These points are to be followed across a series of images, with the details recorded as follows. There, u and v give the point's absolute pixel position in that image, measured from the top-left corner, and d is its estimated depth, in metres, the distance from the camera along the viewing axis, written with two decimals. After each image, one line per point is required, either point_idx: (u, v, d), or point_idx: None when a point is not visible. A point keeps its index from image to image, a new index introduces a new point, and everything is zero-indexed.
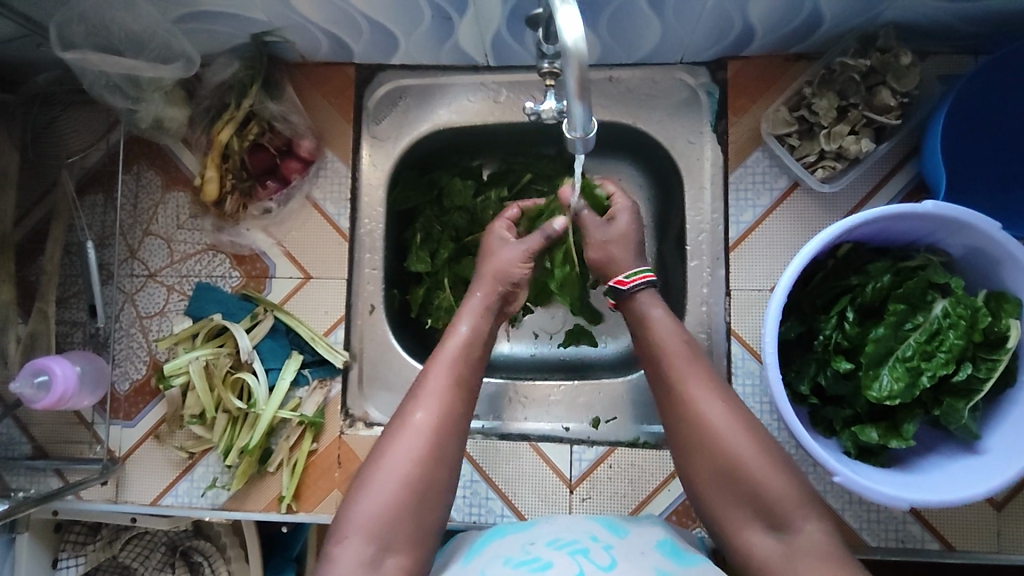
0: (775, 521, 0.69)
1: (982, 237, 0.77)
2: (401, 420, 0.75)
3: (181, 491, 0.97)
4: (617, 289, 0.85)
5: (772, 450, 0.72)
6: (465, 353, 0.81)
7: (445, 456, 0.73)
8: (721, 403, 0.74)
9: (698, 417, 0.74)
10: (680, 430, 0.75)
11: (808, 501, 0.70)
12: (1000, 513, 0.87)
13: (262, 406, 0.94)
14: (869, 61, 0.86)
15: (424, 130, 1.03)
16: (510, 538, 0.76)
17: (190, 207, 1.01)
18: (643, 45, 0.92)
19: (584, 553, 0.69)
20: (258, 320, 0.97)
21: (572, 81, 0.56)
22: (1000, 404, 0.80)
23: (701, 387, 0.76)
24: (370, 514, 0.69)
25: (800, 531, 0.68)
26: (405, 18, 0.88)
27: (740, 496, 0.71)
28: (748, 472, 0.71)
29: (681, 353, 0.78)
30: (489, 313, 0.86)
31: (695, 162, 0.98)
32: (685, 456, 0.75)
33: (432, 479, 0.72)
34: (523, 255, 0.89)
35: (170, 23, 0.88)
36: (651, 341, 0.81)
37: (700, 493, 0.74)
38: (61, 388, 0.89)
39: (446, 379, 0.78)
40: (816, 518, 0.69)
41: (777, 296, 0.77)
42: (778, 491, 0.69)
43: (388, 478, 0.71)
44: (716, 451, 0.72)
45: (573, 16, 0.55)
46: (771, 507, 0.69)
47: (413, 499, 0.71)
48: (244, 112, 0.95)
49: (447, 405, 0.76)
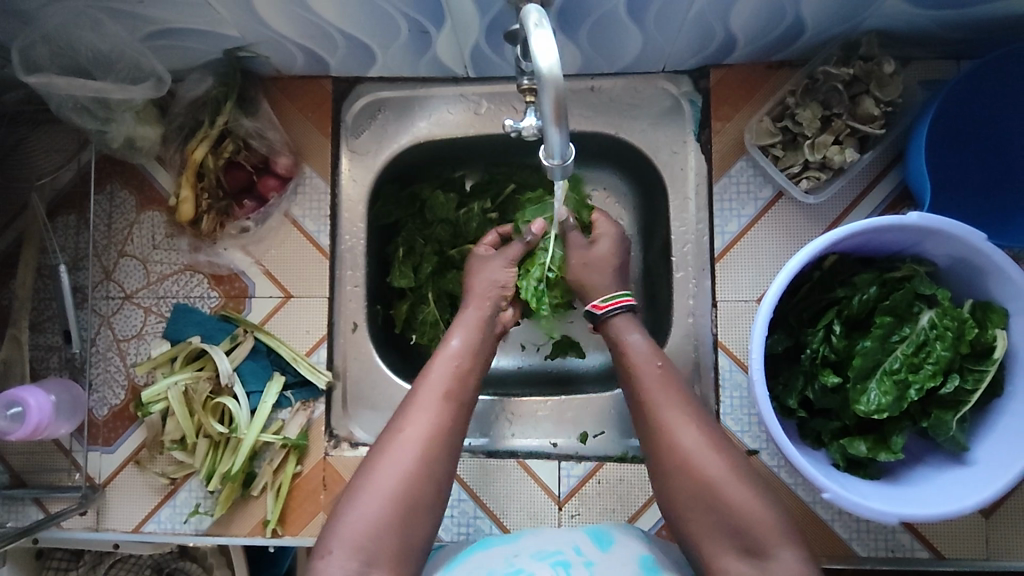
0: (751, 546, 0.68)
1: (968, 249, 0.77)
2: (390, 432, 0.74)
3: (163, 517, 0.95)
4: (594, 314, 0.87)
5: (744, 474, 0.72)
6: (458, 369, 0.80)
7: (433, 473, 0.72)
8: (696, 426, 0.75)
9: (671, 440, 0.74)
10: (656, 452, 0.75)
11: (782, 525, 0.69)
12: (988, 521, 0.87)
13: (243, 430, 0.93)
14: (853, 70, 0.85)
15: (405, 144, 1.01)
16: (496, 549, 0.76)
17: (166, 227, 0.98)
18: (624, 55, 0.91)
19: (565, 566, 0.70)
20: (238, 342, 0.96)
21: (549, 107, 0.54)
22: (987, 414, 0.80)
23: (676, 410, 0.76)
24: (356, 528, 0.67)
25: (775, 557, 0.67)
26: (382, 32, 0.85)
27: (714, 520, 0.70)
28: (723, 495, 0.70)
29: (656, 377, 0.79)
30: (479, 325, 0.86)
31: (678, 172, 0.97)
32: (662, 480, 0.74)
33: (419, 496, 0.70)
34: (503, 261, 0.92)
35: (139, 41, 0.86)
36: (628, 368, 0.81)
37: (677, 517, 0.73)
38: (36, 419, 0.87)
39: (437, 394, 0.77)
40: (792, 545, 0.68)
41: (765, 310, 0.76)
42: (752, 515, 0.69)
43: (375, 491, 0.69)
44: (691, 474, 0.72)
45: (547, 41, 0.54)
46: (747, 530, 0.69)
47: (399, 515, 0.69)
48: (218, 130, 0.93)
49: (437, 421, 0.75)
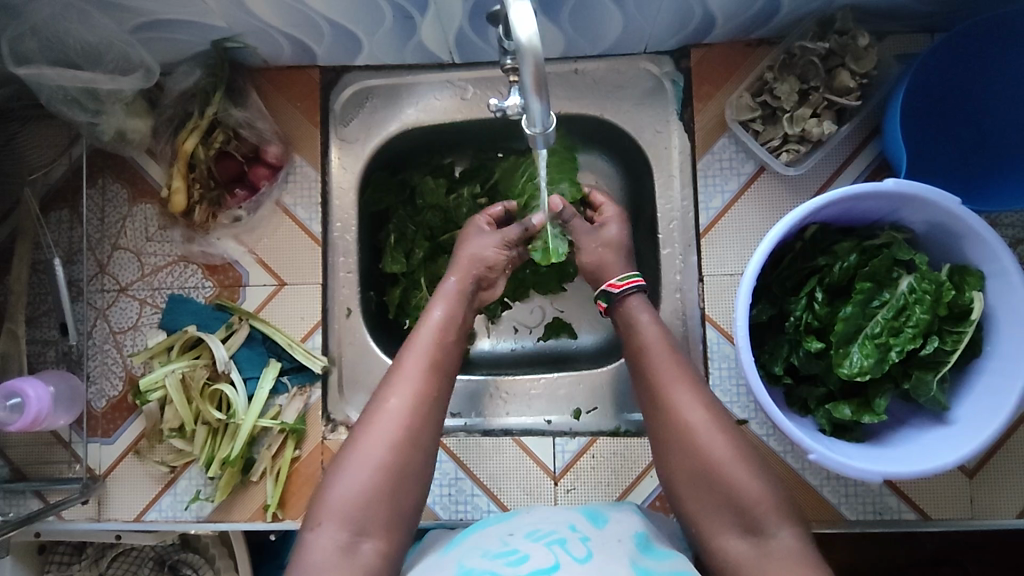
0: (750, 525, 0.72)
1: (944, 213, 0.79)
2: (375, 404, 0.76)
3: (164, 505, 0.96)
4: (610, 293, 0.88)
5: (749, 454, 0.75)
6: (439, 340, 0.82)
7: (419, 442, 0.75)
8: (702, 406, 0.77)
9: (680, 418, 0.77)
10: (659, 425, 0.78)
11: (782, 506, 0.72)
12: (971, 481, 0.89)
13: (242, 415, 0.94)
14: (828, 44, 0.87)
15: (393, 131, 1.03)
16: (490, 530, 0.77)
17: (158, 219, 0.99)
18: (607, 36, 0.93)
19: (561, 544, 0.72)
20: (233, 330, 0.97)
21: (529, 77, 0.56)
22: (967, 375, 0.83)
23: (683, 388, 0.78)
24: (345, 501, 0.71)
25: (773, 535, 0.71)
26: (367, 19, 0.87)
27: (716, 498, 0.73)
28: (726, 474, 0.73)
29: (665, 358, 0.81)
30: (459, 298, 0.87)
31: (663, 151, 0.99)
32: (664, 453, 0.77)
33: (406, 466, 0.73)
34: (499, 241, 0.92)
35: (128, 33, 0.87)
36: (638, 353, 0.83)
37: (677, 490, 0.76)
38: (35, 409, 0.88)
39: (421, 365, 0.79)
40: (790, 524, 0.72)
41: (748, 278, 0.78)
42: (751, 494, 0.72)
43: (362, 463, 0.72)
44: (696, 452, 0.75)
45: (526, 12, 0.55)
46: (746, 509, 0.72)
47: (387, 484, 0.72)
48: (207, 121, 0.94)
49: (420, 392, 0.77)
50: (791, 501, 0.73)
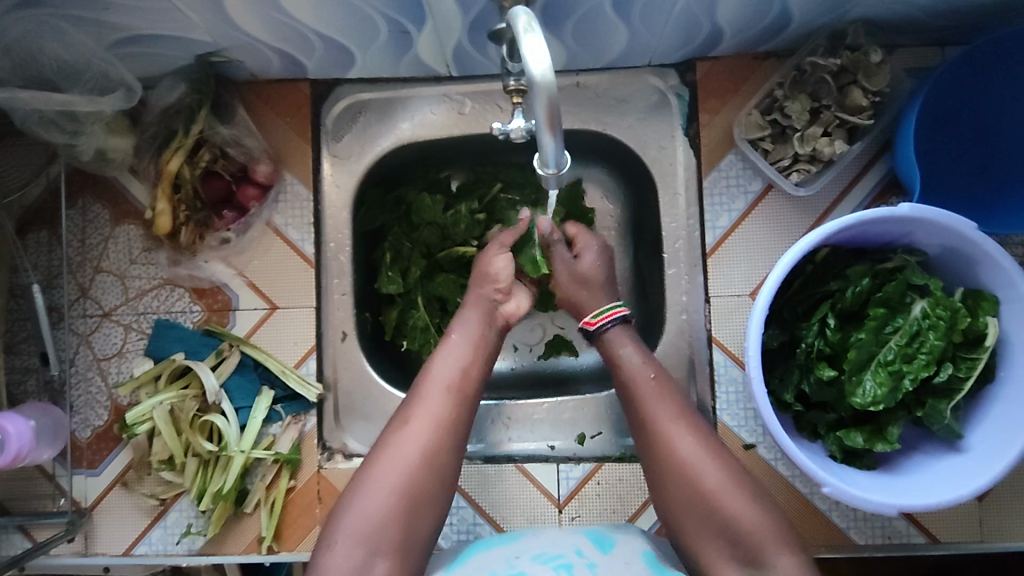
0: (749, 556, 0.69)
1: (960, 239, 0.77)
2: (394, 425, 0.74)
3: (154, 538, 0.93)
4: (588, 330, 0.87)
5: (742, 480, 0.73)
6: (462, 363, 0.79)
7: (439, 464, 0.73)
8: (690, 434, 0.75)
9: (668, 450, 0.75)
10: (652, 457, 0.76)
11: (782, 534, 0.69)
12: (980, 504, 0.88)
13: (234, 448, 0.90)
14: (840, 60, 0.84)
15: (387, 147, 0.99)
16: (496, 552, 0.75)
17: (143, 241, 0.95)
18: (610, 50, 0.89)
19: (568, 569, 0.69)
20: (223, 357, 0.93)
21: (542, 113, 0.53)
22: (980, 401, 0.81)
23: (669, 418, 0.76)
24: (359, 523, 0.68)
25: (773, 566, 0.67)
26: (361, 33, 0.83)
27: (714, 530, 0.71)
28: (721, 504, 0.71)
29: (651, 387, 0.79)
30: (481, 319, 0.85)
31: (668, 167, 0.96)
32: (662, 487, 0.75)
33: (421, 488, 0.71)
34: (499, 248, 0.89)
35: (105, 49, 0.82)
36: (624, 385, 0.81)
37: (676, 524, 0.74)
38: (17, 446, 0.83)
39: (440, 387, 0.77)
40: (789, 551, 0.68)
41: (760, 307, 0.76)
42: (749, 524, 0.70)
43: (379, 484, 0.70)
44: (689, 484, 0.73)
45: (539, 44, 0.52)
46: (746, 538, 0.69)
47: (403, 507, 0.70)
48: (192, 139, 0.89)
49: (440, 413, 0.75)
50: (790, 527, 0.71)
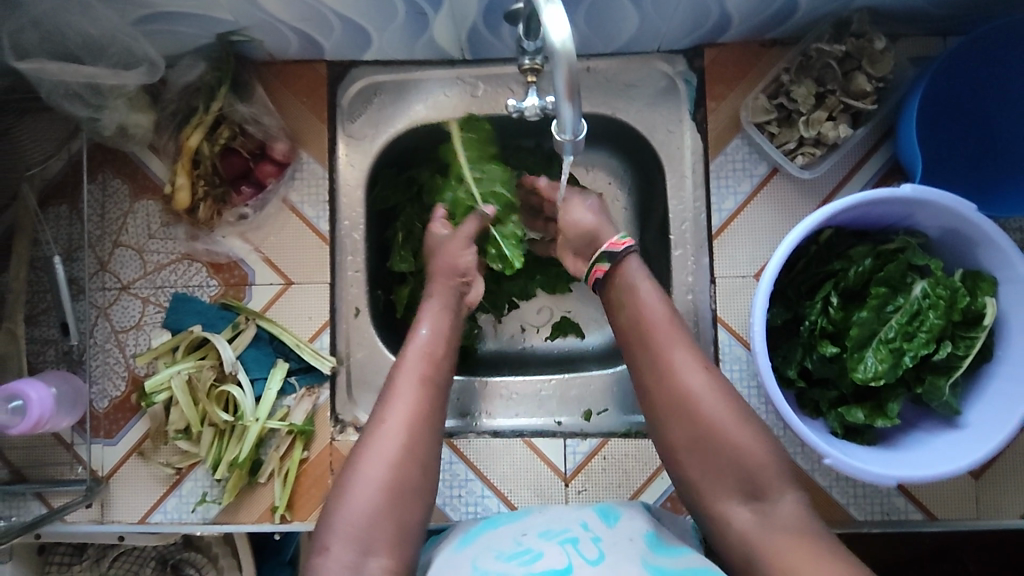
0: (753, 491, 0.71)
1: (958, 219, 0.79)
2: (374, 423, 0.75)
3: (169, 507, 0.95)
4: (612, 252, 0.85)
5: (748, 415, 0.75)
6: (430, 356, 0.81)
7: (421, 457, 0.74)
8: (702, 371, 0.76)
9: (679, 385, 0.76)
10: (658, 393, 0.77)
11: (782, 468, 0.72)
12: (977, 483, 0.91)
13: (249, 418, 0.92)
14: (845, 47, 0.87)
15: (401, 128, 1.01)
16: (504, 529, 0.76)
17: (161, 216, 0.97)
18: (620, 35, 0.92)
19: (574, 543, 0.71)
20: (240, 329, 0.95)
21: (562, 82, 0.56)
22: (977, 379, 0.83)
23: (682, 353, 0.77)
24: (350, 519, 0.70)
25: (776, 500, 0.71)
26: (379, 14, 0.85)
27: (717, 465, 0.73)
28: (727, 439, 0.73)
29: (665, 321, 0.79)
30: (445, 308, 0.87)
31: (676, 151, 0.98)
32: (665, 422, 0.76)
33: (407, 482, 0.73)
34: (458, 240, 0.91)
35: (130, 25, 0.84)
36: (634, 310, 0.81)
37: (677, 460, 0.76)
38: (38, 413, 0.86)
39: (414, 380, 0.78)
40: (791, 487, 0.72)
41: (766, 281, 0.78)
42: (755, 458, 0.72)
43: (365, 481, 0.71)
44: (696, 417, 0.74)
45: (559, 16, 0.55)
46: (748, 472, 0.72)
47: (389, 503, 0.71)
48: (213, 116, 0.92)
49: (419, 407, 0.76)
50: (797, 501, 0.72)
